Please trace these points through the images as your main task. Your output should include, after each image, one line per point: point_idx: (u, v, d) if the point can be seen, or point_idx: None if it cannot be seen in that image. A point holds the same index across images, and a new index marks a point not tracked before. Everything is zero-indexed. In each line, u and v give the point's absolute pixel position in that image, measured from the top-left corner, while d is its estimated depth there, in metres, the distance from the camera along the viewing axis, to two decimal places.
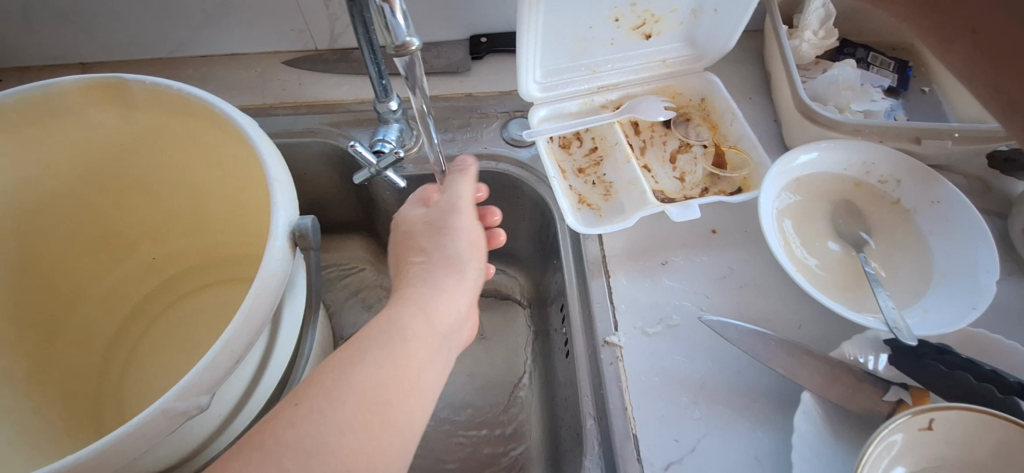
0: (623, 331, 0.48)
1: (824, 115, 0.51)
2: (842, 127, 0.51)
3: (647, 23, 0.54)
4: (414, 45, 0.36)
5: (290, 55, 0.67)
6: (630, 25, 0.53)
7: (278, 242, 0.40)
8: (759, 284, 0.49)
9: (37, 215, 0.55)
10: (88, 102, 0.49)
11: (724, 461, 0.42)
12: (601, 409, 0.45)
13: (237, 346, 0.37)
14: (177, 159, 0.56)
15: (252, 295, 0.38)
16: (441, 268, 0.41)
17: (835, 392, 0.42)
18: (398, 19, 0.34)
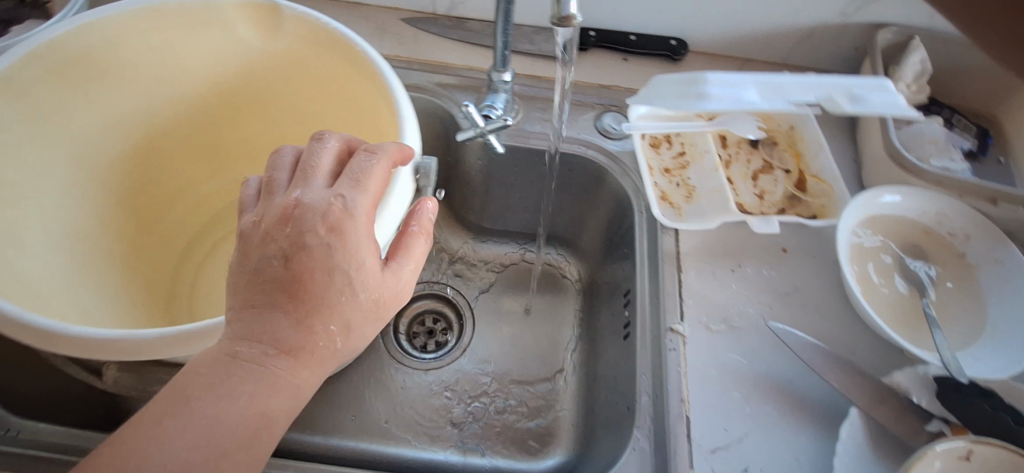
0: (688, 323, 0.51)
1: (913, 162, 0.54)
2: (927, 176, 0.54)
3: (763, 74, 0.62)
4: (575, 19, 0.40)
5: (408, 13, 0.70)
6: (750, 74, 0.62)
7: (404, 175, 0.44)
8: (820, 306, 0.52)
9: (161, 114, 0.59)
10: (240, 19, 0.54)
11: (767, 456, 0.45)
12: (657, 389, 0.48)
13: None
14: (296, 87, 0.59)
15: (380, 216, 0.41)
16: (320, 311, 0.34)
17: (880, 413, 0.45)
18: None
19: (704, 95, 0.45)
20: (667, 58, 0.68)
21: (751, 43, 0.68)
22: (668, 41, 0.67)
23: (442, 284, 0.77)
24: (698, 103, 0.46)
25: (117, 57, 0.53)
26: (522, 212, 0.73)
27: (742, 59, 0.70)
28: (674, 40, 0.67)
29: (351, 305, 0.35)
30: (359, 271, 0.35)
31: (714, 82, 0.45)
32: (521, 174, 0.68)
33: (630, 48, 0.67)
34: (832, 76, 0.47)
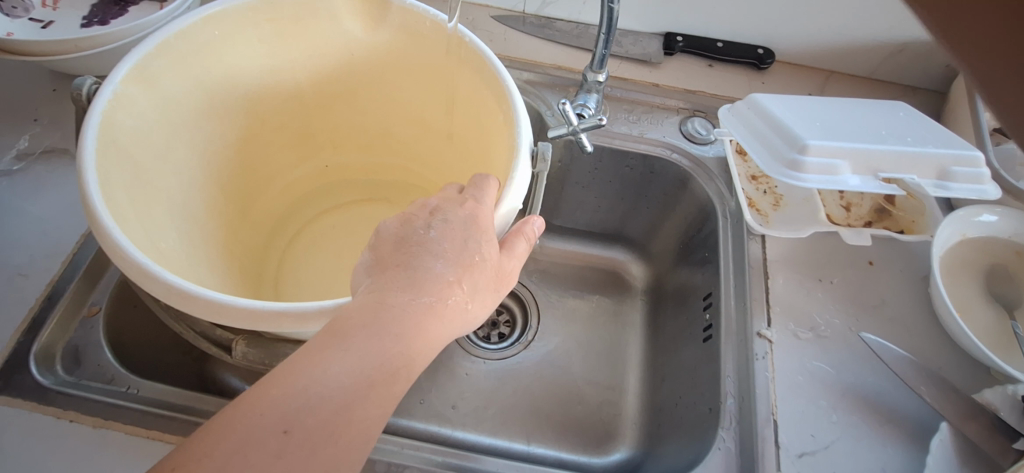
0: (776, 329, 0.52)
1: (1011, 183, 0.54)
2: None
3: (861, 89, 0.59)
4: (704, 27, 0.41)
5: (497, 10, 0.72)
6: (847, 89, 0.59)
7: (524, 158, 0.47)
8: (908, 320, 0.53)
9: (264, 101, 0.61)
10: (347, 11, 0.56)
11: (854, 464, 0.46)
12: (743, 392, 0.49)
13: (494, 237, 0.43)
14: (394, 79, 0.62)
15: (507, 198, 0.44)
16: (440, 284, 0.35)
17: (971, 430, 0.46)
18: None
19: (803, 167, 0.48)
20: (752, 67, 0.69)
21: (839, 54, 0.68)
22: (756, 50, 0.67)
23: None
24: (795, 172, 0.48)
25: (233, 47, 0.55)
26: (595, 211, 0.74)
27: (826, 70, 0.70)
28: (761, 49, 0.68)
29: (471, 281, 0.37)
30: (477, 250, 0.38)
31: (815, 152, 0.48)
32: (600, 175, 0.69)
33: (717, 54, 0.68)
34: (930, 151, 0.49)
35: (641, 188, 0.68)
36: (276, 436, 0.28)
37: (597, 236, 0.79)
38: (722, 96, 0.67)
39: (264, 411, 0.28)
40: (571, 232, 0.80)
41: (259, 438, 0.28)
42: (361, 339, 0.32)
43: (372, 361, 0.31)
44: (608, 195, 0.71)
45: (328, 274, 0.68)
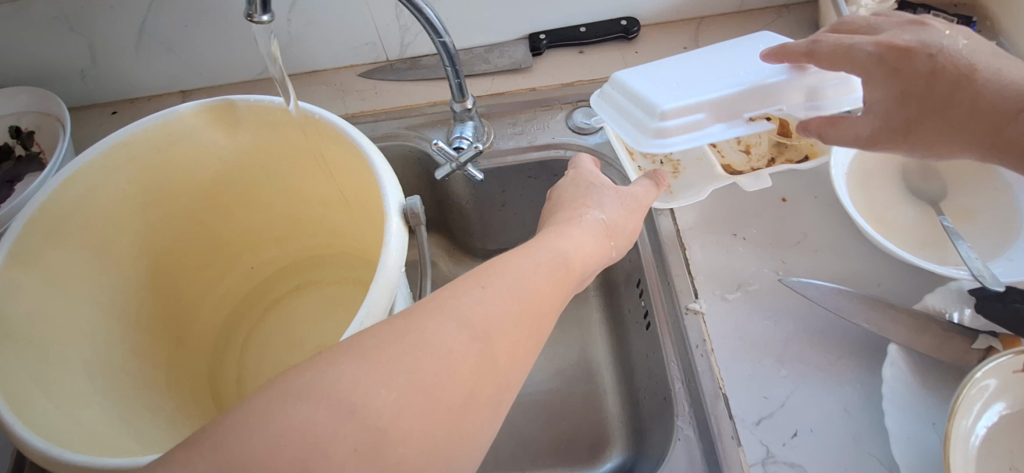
0: (704, 299, 0.50)
1: None
2: None
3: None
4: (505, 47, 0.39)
5: (364, 67, 0.72)
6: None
7: (393, 222, 0.45)
8: (835, 246, 0.51)
9: (160, 233, 0.61)
10: (201, 126, 0.56)
11: (814, 413, 0.44)
12: (687, 373, 0.48)
13: (376, 312, 0.42)
14: (276, 171, 0.62)
15: (382, 267, 0.43)
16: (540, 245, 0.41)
17: (923, 343, 0.43)
18: None
19: (667, 134, 0.47)
20: (622, 40, 0.68)
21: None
22: (618, 23, 0.66)
23: None
24: (662, 139, 0.47)
25: (103, 198, 0.54)
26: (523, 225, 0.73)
27: (697, 18, 0.69)
28: (624, 20, 0.67)
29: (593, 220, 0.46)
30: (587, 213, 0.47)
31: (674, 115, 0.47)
32: (510, 193, 0.68)
33: (583, 40, 0.67)
34: (796, 81, 0.47)
35: None
36: (358, 423, 0.26)
37: None
38: (600, 79, 0.66)
39: (387, 390, 0.27)
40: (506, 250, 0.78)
41: (365, 407, 0.26)
42: (456, 334, 0.30)
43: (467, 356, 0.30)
44: (527, 207, 0.70)
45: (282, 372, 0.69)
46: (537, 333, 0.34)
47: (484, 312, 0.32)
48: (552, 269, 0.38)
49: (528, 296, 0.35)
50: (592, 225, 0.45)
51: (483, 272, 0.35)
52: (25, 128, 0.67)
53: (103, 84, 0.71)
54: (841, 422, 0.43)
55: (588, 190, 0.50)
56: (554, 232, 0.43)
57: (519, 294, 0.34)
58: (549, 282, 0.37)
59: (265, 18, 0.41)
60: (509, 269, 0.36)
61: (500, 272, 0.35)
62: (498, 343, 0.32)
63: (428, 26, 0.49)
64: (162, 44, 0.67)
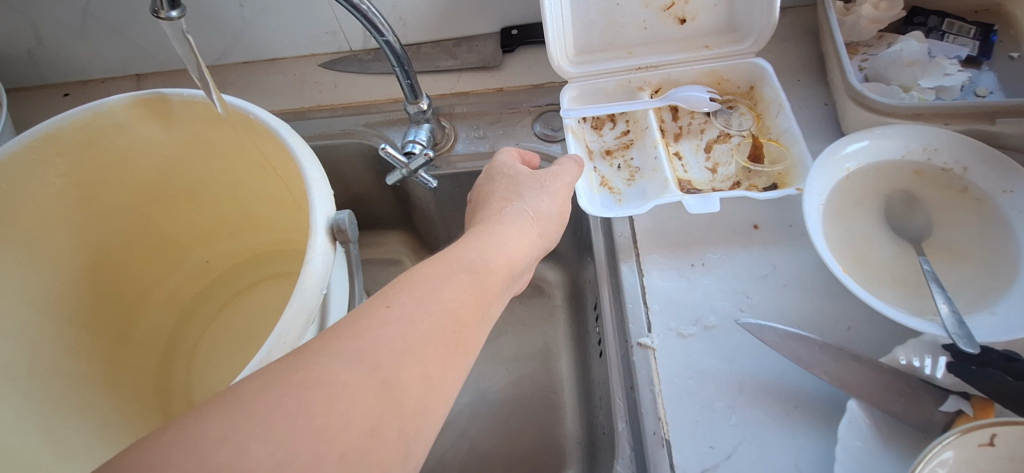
0: (657, 333, 0.46)
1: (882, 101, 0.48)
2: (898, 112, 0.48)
3: (677, 3, 0.54)
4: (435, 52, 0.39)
5: (326, 57, 0.67)
6: (658, 6, 0.55)
7: (318, 239, 0.42)
8: (804, 282, 0.47)
9: (98, 226, 0.58)
10: (136, 118, 0.53)
11: (762, 469, 0.40)
12: (632, 413, 0.44)
13: (286, 340, 0.38)
14: (221, 165, 0.59)
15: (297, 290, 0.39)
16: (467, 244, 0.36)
17: (887, 401, 0.39)
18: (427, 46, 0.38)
19: None
20: None
21: None
22: None
23: None
24: None
25: (29, 193, 0.51)
26: None
27: None
28: None
29: (520, 214, 0.42)
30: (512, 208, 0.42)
31: None
32: None
33: None
34: None
35: None
36: None
37: None
38: None
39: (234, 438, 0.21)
40: None
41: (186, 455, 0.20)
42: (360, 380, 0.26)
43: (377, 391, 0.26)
44: None
45: (230, 372, 0.65)
46: (464, 348, 0.30)
47: (390, 340, 0.28)
48: (482, 276, 0.34)
49: (448, 309, 0.30)
50: (515, 227, 0.40)
51: (393, 288, 0.31)
52: None
53: (52, 64, 0.68)
54: None
55: (508, 179, 0.45)
56: (484, 237, 0.38)
57: (440, 306, 0.30)
58: (477, 292, 0.33)
59: (174, 14, 0.39)
60: (421, 279, 0.32)
61: (416, 284, 0.31)
62: (409, 364, 0.27)
63: (370, 24, 0.45)
64: (108, 24, 0.63)
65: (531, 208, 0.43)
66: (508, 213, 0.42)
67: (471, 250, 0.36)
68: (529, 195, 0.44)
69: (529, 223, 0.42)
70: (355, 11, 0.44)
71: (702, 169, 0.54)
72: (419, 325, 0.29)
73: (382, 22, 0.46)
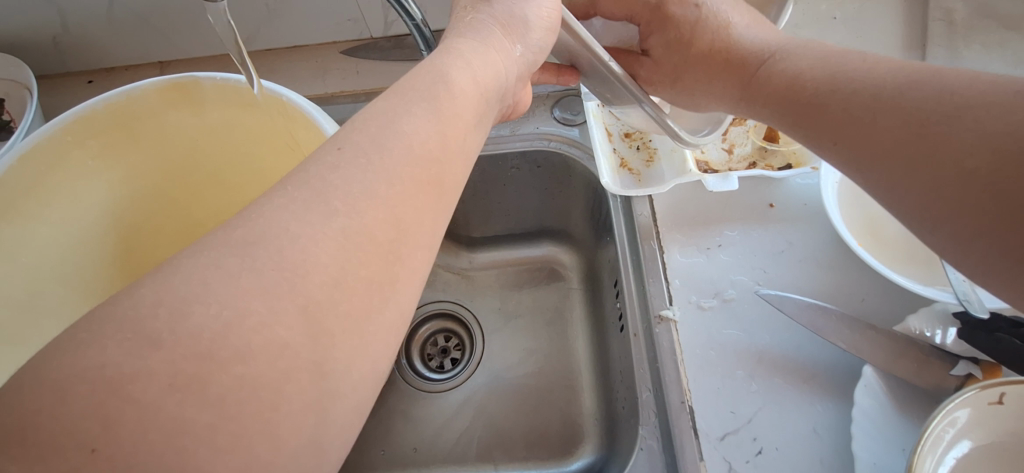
0: (678, 306, 0.48)
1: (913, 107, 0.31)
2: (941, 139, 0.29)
3: None
4: None
5: (347, 45, 0.69)
6: None
7: None
8: (820, 258, 0.49)
9: (129, 210, 0.58)
10: (166, 102, 0.54)
11: (782, 433, 0.42)
12: (656, 381, 0.46)
13: None
14: (249, 149, 0.59)
15: None
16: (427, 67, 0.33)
17: (900, 367, 0.41)
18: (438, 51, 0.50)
19: None
20: None
21: None
22: None
23: (448, 301, 0.78)
24: None
25: (64, 173, 0.53)
26: (507, 214, 0.75)
27: None
28: None
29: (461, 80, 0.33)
30: (453, 66, 0.33)
31: None
32: (493, 185, 0.70)
33: None
34: None
35: (537, 183, 0.69)
36: None
37: (526, 237, 0.78)
38: None
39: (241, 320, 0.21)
40: (495, 240, 0.79)
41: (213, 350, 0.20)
42: None
43: (361, 237, 0.24)
44: (512, 197, 0.72)
45: None
46: (435, 187, 0.28)
47: (348, 186, 0.25)
48: (445, 115, 0.30)
49: (411, 138, 0.28)
50: (481, 55, 0.36)
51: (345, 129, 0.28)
52: None
53: (77, 52, 0.69)
54: (810, 444, 0.42)
55: (455, 43, 0.36)
56: (461, 49, 0.35)
57: (397, 142, 0.27)
58: (443, 127, 0.30)
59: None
60: (372, 117, 0.29)
61: (367, 124, 0.28)
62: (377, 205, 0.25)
63: (400, 6, 0.47)
64: (134, 13, 0.64)
65: (478, 71, 0.34)
66: (450, 54, 0.35)
67: (424, 83, 0.31)
68: (477, 61, 0.35)
69: (469, 84, 0.33)
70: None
71: (719, 150, 0.56)
72: (373, 163, 0.26)
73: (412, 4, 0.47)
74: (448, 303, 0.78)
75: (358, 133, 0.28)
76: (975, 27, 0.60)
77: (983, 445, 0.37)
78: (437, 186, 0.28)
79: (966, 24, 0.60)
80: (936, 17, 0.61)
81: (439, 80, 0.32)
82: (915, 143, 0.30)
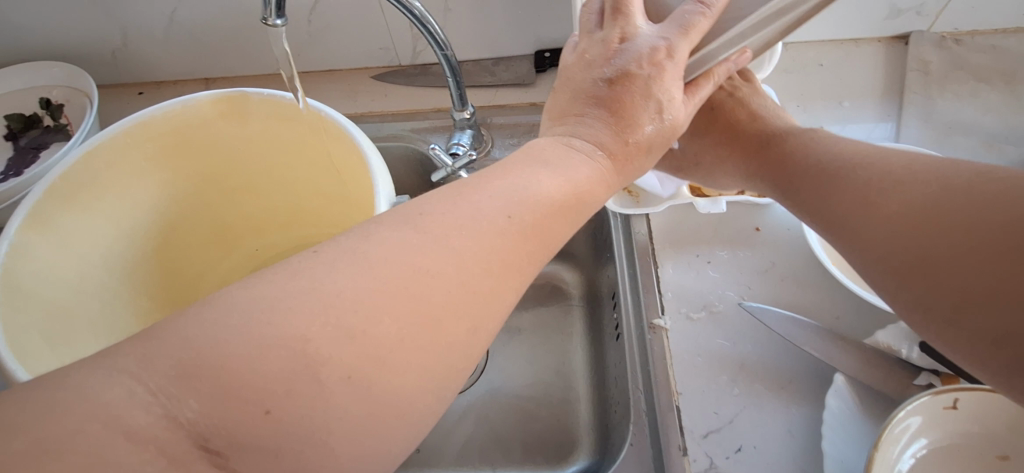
0: (669, 315, 0.53)
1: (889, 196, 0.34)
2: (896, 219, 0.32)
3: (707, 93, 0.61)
4: (467, 110, 0.63)
5: (377, 70, 0.76)
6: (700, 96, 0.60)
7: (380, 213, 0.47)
8: (799, 277, 0.54)
9: (173, 208, 0.65)
10: (217, 113, 0.61)
11: (759, 433, 0.46)
12: (646, 382, 0.50)
13: None
14: (283, 161, 0.65)
15: None
16: (553, 162, 0.35)
17: (869, 376, 0.45)
18: (457, 89, 0.59)
19: None
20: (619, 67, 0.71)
21: None
22: None
23: None
24: None
25: (119, 171, 0.58)
26: None
27: None
28: None
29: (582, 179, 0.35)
30: (576, 164, 0.36)
31: None
32: None
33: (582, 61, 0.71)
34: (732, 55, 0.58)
35: None
36: None
37: None
38: None
39: (389, 317, 0.25)
40: None
41: (367, 332, 0.25)
42: None
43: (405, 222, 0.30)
44: None
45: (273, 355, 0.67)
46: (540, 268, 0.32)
47: (461, 223, 0.29)
48: (561, 207, 0.33)
49: (536, 228, 0.31)
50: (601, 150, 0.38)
51: (474, 195, 0.31)
52: (58, 102, 0.72)
53: (133, 66, 0.76)
54: (786, 443, 0.46)
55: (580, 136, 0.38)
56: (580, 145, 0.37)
57: (525, 220, 0.31)
58: (558, 217, 0.33)
59: (279, 21, 0.47)
60: (504, 188, 0.32)
61: (500, 193, 0.31)
62: (496, 265, 0.29)
63: (432, 38, 0.53)
64: (189, 33, 0.71)
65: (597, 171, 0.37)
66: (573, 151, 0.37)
67: (545, 168, 0.34)
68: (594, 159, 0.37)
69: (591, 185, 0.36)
70: (423, 27, 0.52)
71: None
72: (505, 235, 0.30)
73: (443, 37, 0.54)
74: None
75: (489, 215, 0.30)
76: (948, 77, 0.66)
77: (936, 445, 0.41)
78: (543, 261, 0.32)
79: (939, 75, 0.66)
80: (913, 67, 0.67)
81: (566, 185, 0.34)
82: (883, 224, 0.33)
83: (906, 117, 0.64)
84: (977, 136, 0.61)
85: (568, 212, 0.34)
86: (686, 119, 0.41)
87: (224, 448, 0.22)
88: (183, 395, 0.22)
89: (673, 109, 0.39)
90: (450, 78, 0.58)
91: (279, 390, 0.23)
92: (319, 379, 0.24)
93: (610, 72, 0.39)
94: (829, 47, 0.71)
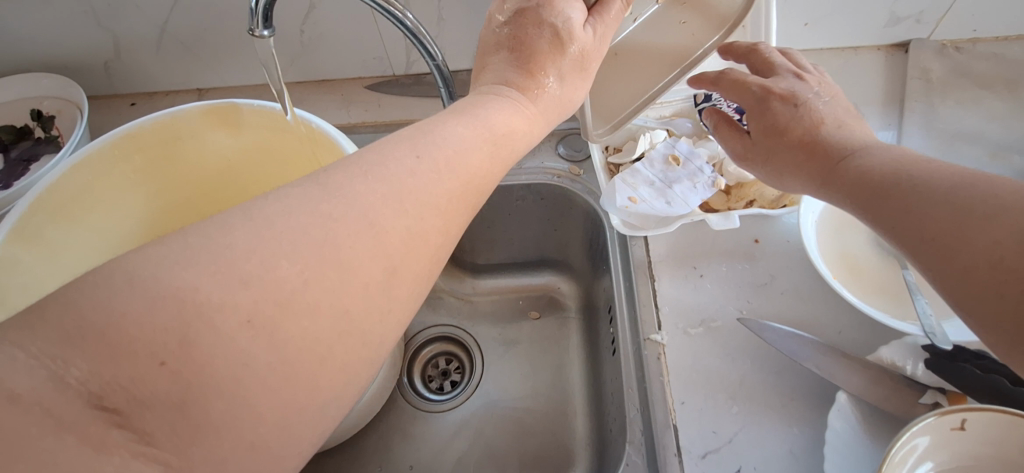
0: (666, 331, 0.51)
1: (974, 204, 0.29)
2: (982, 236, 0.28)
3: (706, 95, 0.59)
4: None
5: (371, 80, 0.75)
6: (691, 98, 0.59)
7: None
8: (799, 291, 0.52)
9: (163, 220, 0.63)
10: (206, 123, 0.60)
11: (759, 452, 0.45)
12: (643, 401, 0.48)
13: None
14: (274, 171, 0.64)
15: None
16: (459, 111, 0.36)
17: (872, 394, 0.44)
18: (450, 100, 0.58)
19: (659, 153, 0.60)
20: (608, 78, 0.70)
21: None
22: None
23: (451, 326, 0.81)
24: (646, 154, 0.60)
25: (107, 183, 0.57)
26: (510, 243, 0.79)
27: None
28: None
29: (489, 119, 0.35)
30: (484, 109, 0.36)
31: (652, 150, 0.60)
32: (500, 211, 0.74)
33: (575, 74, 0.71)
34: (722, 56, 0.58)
35: (542, 213, 0.74)
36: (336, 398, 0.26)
37: (531, 266, 0.82)
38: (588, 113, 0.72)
39: (338, 324, 0.25)
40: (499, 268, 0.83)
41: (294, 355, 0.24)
42: None
43: None
44: (520, 227, 0.76)
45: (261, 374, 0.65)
46: (462, 201, 0.32)
47: (366, 165, 0.29)
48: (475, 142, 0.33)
49: (444, 160, 0.31)
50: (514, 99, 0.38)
51: (384, 142, 0.31)
52: (48, 113, 0.71)
53: (125, 77, 0.76)
54: (786, 464, 0.44)
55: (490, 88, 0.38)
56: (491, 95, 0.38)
57: (434, 156, 0.31)
58: (477, 156, 0.33)
59: (266, 32, 0.47)
60: (412, 131, 0.32)
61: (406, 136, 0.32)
62: (407, 197, 0.29)
63: (423, 49, 0.52)
64: (180, 43, 0.70)
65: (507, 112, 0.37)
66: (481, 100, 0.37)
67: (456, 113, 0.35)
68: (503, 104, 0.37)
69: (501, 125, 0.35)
70: (413, 37, 0.51)
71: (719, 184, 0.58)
72: (407, 168, 0.29)
73: (435, 47, 0.53)
74: (450, 326, 0.81)
75: (391, 152, 0.30)
76: (949, 86, 0.65)
77: (943, 468, 0.39)
78: (463, 194, 0.32)
79: (940, 83, 0.65)
80: (914, 75, 0.66)
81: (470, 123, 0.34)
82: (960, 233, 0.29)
83: (907, 126, 0.63)
84: (980, 145, 0.60)
85: (477, 146, 0.33)
86: (598, 47, 0.41)
87: (122, 405, 0.21)
88: (69, 358, 0.21)
89: (577, 37, 0.39)
90: (442, 89, 0.57)
91: (198, 410, 0.22)
92: (243, 397, 0.23)
93: (507, 15, 0.40)
94: (829, 55, 0.70)
